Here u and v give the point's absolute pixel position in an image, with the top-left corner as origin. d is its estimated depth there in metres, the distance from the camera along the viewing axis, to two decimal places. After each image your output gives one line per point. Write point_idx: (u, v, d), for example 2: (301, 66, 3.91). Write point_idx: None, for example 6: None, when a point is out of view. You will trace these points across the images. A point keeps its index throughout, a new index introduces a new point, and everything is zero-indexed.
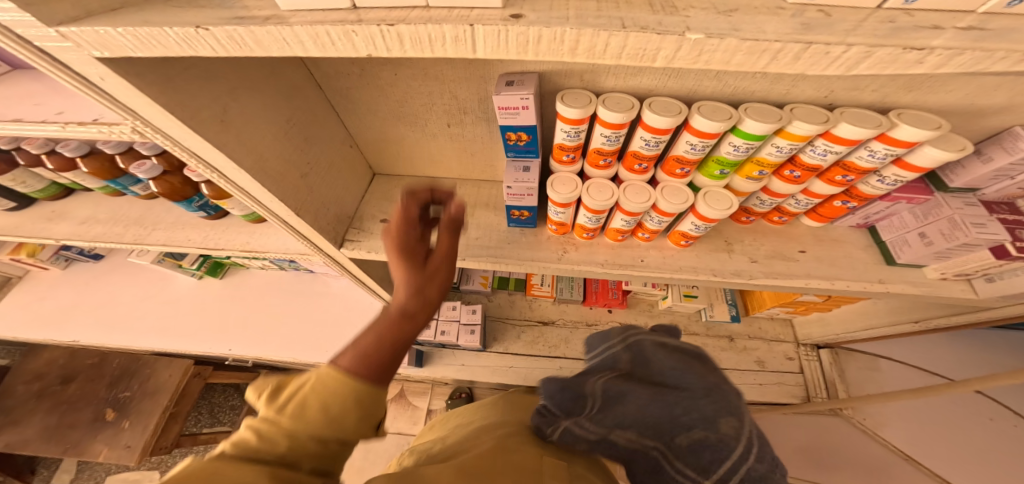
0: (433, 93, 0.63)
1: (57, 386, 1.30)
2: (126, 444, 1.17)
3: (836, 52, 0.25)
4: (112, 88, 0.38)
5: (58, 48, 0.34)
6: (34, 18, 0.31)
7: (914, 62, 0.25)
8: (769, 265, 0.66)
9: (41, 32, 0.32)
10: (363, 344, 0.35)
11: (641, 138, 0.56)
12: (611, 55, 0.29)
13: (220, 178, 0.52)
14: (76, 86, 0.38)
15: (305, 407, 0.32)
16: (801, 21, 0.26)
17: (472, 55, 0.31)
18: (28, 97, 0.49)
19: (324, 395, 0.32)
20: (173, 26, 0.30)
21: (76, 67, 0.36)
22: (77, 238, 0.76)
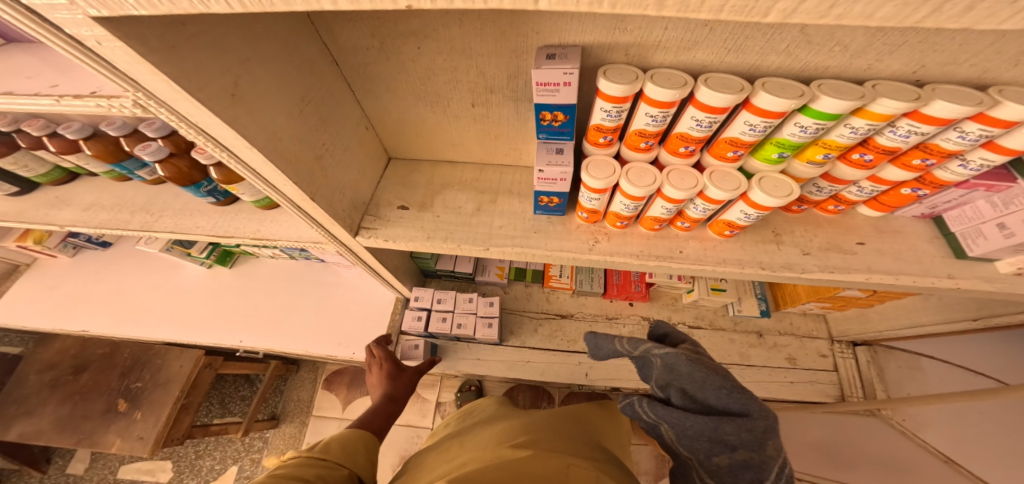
0: (458, 70, 0.58)
1: (69, 376, 1.29)
2: (138, 436, 1.16)
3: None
4: (112, 55, 0.33)
5: (46, 5, 0.29)
6: None
7: None
8: (824, 258, 0.62)
9: None
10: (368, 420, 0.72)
11: (692, 118, 0.51)
12: (711, 7, 0.24)
13: (231, 158, 0.48)
14: (71, 54, 0.33)
15: (327, 445, 0.56)
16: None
17: (533, 6, 0.27)
18: (20, 69, 0.44)
19: (340, 441, 0.58)
20: None
21: (70, 29, 0.31)
22: (82, 225, 0.73)
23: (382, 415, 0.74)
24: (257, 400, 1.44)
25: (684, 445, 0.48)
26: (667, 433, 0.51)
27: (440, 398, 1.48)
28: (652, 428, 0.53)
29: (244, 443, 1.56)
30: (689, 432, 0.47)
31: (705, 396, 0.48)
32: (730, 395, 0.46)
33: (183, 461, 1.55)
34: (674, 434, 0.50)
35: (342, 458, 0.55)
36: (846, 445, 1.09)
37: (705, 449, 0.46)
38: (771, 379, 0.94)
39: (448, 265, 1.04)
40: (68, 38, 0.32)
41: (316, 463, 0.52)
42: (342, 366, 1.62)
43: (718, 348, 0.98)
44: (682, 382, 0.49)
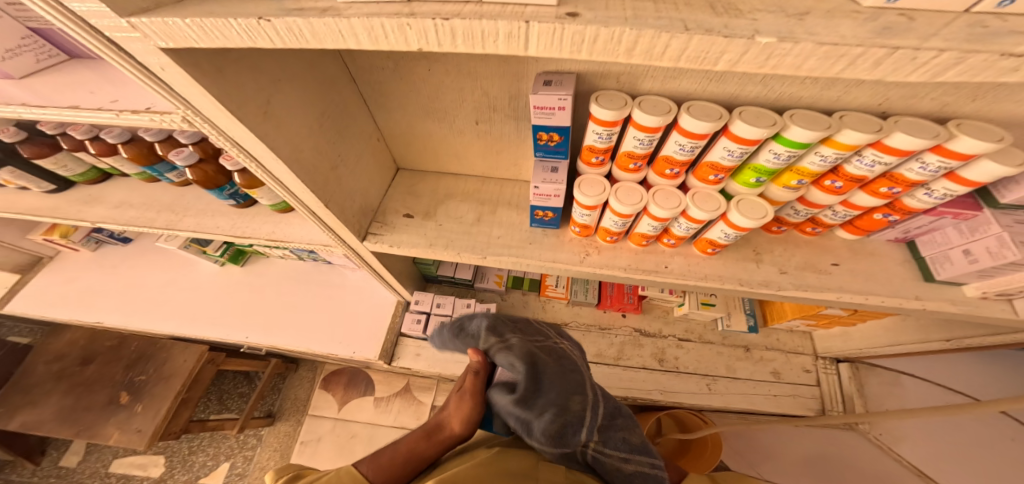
0: (463, 89, 0.63)
1: (76, 367, 1.34)
2: (137, 429, 1.19)
3: (924, 58, 0.25)
4: (173, 80, 0.38)
5: (127, 39, 0.34)
6: (107, 8, 0.31)
7: (1006, 71, 0.25)
8: (800, 277, 0.65)
9: (113, 23, 0.33)
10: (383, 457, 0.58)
11: (676, 142, 0.56)
12: (670, 57, 0.29)
13: (258, 167, 0.53)
14: (138, 77, 0.39)
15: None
16: (882, 24, 0.27)
17: (523, 52, 0.31)
18: (85, 83, 0.49)
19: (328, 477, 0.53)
20: (237, 17, 0.31)
21: (140, 57, 0.36)
22: (111, 222, 0.78)
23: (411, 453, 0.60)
24: (255, 397, 1.48)
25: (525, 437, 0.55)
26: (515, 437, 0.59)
27: (435, 401, 1.53)
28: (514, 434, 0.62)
29: (238, 440, 1.59)
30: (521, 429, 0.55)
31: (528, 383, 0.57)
32: (551, 372, 0.58)
33: (176, 457, 1.58)
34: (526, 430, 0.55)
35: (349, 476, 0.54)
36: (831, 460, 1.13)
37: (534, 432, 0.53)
38: (755, 392, 0.97)
39: (449, 271, 1.09)
40: (139, 65, 0.38)
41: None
42: (339, 367, 1.66)
43: (704, 361, 1.01)
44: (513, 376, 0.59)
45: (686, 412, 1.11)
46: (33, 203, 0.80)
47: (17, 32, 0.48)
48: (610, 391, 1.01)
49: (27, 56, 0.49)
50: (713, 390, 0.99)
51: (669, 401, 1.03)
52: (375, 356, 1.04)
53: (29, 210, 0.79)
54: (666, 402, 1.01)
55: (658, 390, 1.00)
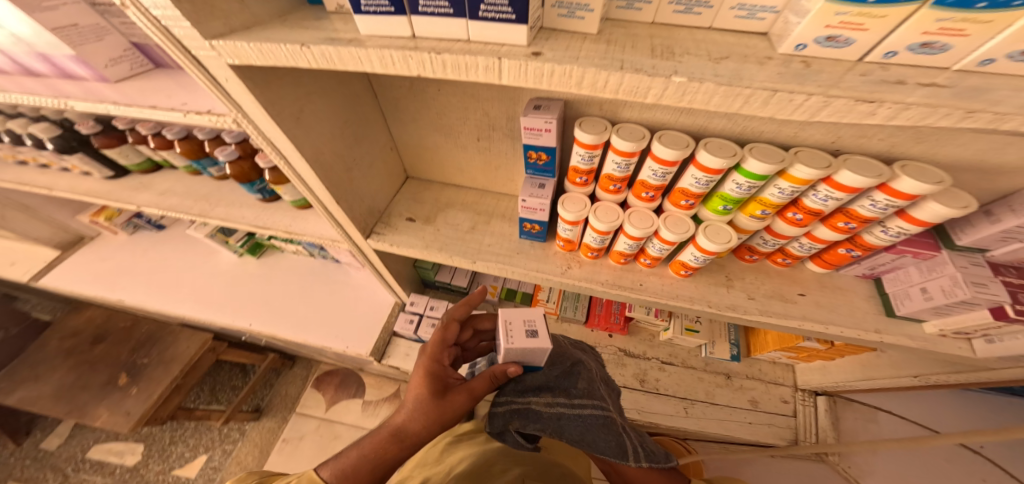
0: (468, 109, 0.72)
1: (87, 346, 1.42)
2: (126, 411, 1.24)
3: (799, 100, 0.31)
4: (233, 89, 0.48)
5: (206, 56, 0.44)
6: (198, 32, 0.41)
7: (870, 114, 0.31)
8: (765, 304, 0.69)
9: (199, 45, 0.42)
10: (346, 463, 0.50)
11: (650, 168, 0.63)
12: (610, 89, 0.35)
13: (287, 166, 0.62)
14: (207, 85, 0.48)
15: None
16: (784, 69, 0.33)
17: (498, 81, 0.39)
18: (163, 88, 0.60)
19: None
20: (287, 43, 0.40)
21: (213, 71, 0.46)
22: (153, 206, 0.88)
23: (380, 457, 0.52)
24: (246, 390, 1.51)
25: (572, 398, 0.65)
26: (541, 401, 0.64)
27: None
28: (531, 416, 0.63)
29: (221, 432, 1.60)
30: (548, 376, 0.67)
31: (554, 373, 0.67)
32: (569, 361, 0.70)
33: (155, 446, 1.59)
34: (577, 403, 0.64)
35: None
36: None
37: (557, 371, 0.67)
38: (732, 419, 0.97)
39: (446, 277, 1.15)
40: (211, 77, 0.47)
41: None
42: (335, 367, 1.71)
43: (684, 385, 1.03)
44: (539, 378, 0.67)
45: (670, 439, 1.15)
46: (91, 186, 0.92)
47: (121, 45, 0.60)
48: None
49: (124, 64, 0.61)
50: (689, 413, 0.99)
51: (646, 422, 1.03)
52: (367, 352, 1.09)
53: (86, 192, 0.91)
54: (643, 422, 1.02)
55: (635, 410, 1.01)
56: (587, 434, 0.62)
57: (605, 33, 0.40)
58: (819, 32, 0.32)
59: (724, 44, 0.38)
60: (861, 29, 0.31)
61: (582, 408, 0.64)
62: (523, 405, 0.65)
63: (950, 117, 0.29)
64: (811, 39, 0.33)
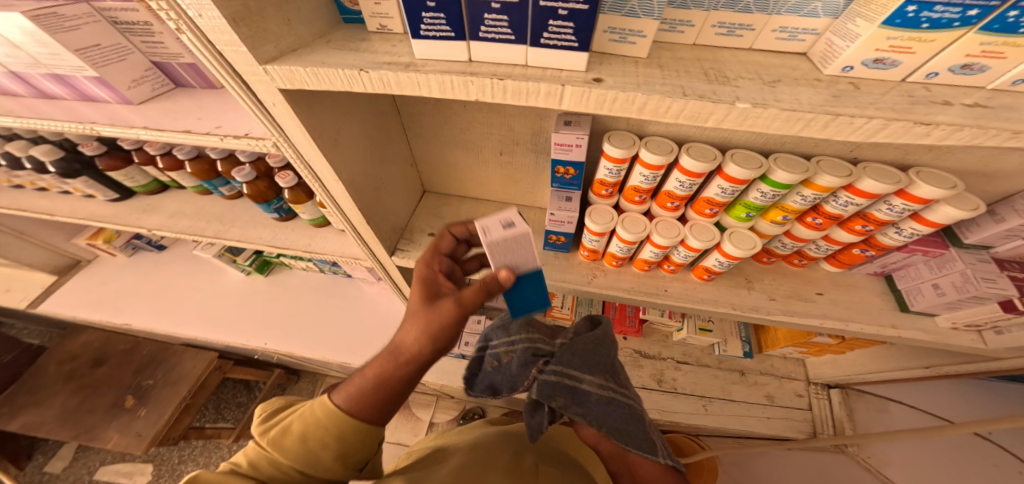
0: (492, 124, 0.73)
1: (87, 369, 1.43)
2: (137, 433, 1.25)
3: (860, 123, 0.33)
4: (278, 113, 0.47)
5: (256, 82, 0.43)
6: (253, 58, 0.40)
7: (923, 134, 0.33)
8: (787, 304, 0.72)
9: (252, 71, 0.42)
10: (352, 388, 0.48)
11: (677, 180, 0.65)
12: (672, 114, 0.37)
13: (320, 187, 0.61)
14: (251, 109, 0.48)
15: (286, 432, 0.47)
16: (835, 91, 0.36)
17: (557, 106, 0.40)
18: (190, 111, 0.58)
19: (306, 426, 0.47)
20: (345, 69, 0.40)
21: (261, 96, 0.45)
22: (165, 229, 0.86)
23: (380, 381, 0.48)
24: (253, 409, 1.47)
25: (616, 384, 0.59)
26: (594, 382, 0.58)
27: (432, 418, 1.55)
28: (578, 397, 0.56)
29: (231, 450, 1.56)
30: (600, 355, 0.61)
31: (601, 352, 0.62)
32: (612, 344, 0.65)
33: (164, 466, 1.54)
34: (619, 391, 0.59)
35: (298, 461, 0.46)
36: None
37: (605, 353, 0.62)
38: (749, 414, 1.00)
39: None
40: (257, 102, 0.46)
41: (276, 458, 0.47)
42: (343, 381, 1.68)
43: (701, 383, 1.06)
44: (587, 354, 0.61)
45: (681, 436, 1.18)
46: (96, 210, 0.89)
47: (142, 65, 0.58)
48: None
49: (146, 85, 0.59)
50: (709, 411, 1.02)
51: (666, 421, 1.06)
52: None
53: (91, 216, 0.88)
54: (664, 421, 1.05)
55: (656, 410, 1.04)
56: (631, 425, 0.55)
57: (654, 57, 0.42)
58: (868, 55, 0.35)
59: (769, 66, 0.40)
60: (908, 52, 0.34)
61: (625, 395, 0.59)
62: (572, 382, 0.57)
63: (998, 138, 0.32)
64: (859, 62, 0.36)
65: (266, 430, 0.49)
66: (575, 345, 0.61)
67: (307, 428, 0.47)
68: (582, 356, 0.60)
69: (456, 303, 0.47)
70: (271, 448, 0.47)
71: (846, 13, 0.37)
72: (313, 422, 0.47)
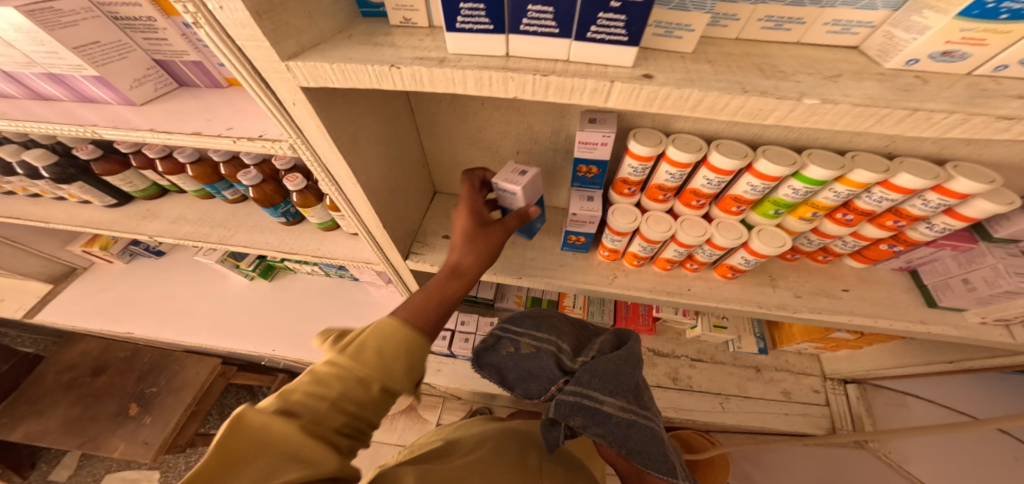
0: (511, 123, 0.70)
1: (87, 377, 1.40)
2: (144, 441, 1.24)
3: (937, 118, 0.31)
4: (297, 112, 0.44)
5: (276, 79, 0.40)
6: (275, 54, 0.37)
7: (1001, 130, 0.31)
8: (813, 301, 0.71)
9: (272, 68, 0.39)
10: (416, 301, 0.48)
11: (704, 177, 0.63)
12: (729, 112, 0.35)
13: (336, 191, 0.58)
14: (267, 108, 0.44)
15: (364, 349, 0.38)
16: (899, 86, 0.34)
17: (602, 103, 0.37)
18: (197, 112, 0.54)
19: (385, 339, 0.39)
20: (374, 65, 0.37)
21: (280, 94, 0.42)
22: (167, 236, 0.82)
23: (442, 294, 0.50)
24: None
25: (638, 404, 0.57)
26: (616, 404, 0.54)
27: (441, 420, 1.53)
28: (599, 419, 0.53)
29: None
30: (623, 376, 0.57)
31: (625, 371, 0.58)
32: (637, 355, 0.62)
33: (172, 472, 1.54)
34: (640, 411, 0.56)
35: (381, 372, 0.38)
36: (836, 480, 1.12)
37: (629, 371, 0.58)
38: (766, 411, 1.00)
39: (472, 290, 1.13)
40: (275, 101, 0.43)
41: (349, 378, 0.37)
42: None
43: (716, 380, 1.05)
44: (610, 375, 0.57)
45: (690, 433, 1.17)
46: (92, 216, 0.85)
47: (144, 63, 0.54)
48: None
49: (149, 85, 0.56)
50: (726, 408, 1.02)
51: (682, 419, 1.06)
52: None
53: (88, 223, 0.84)
54: (680, 419, 1.04)
55: (672, 408, 1.03)
56: (650, 446, 0.54)
57: (700, 52, 0.40)
58: (936, 48, 0.33)
59: (823, 60, 0.39)
60: (980, 45, 0.32)
61: (645, 415, 0.57)
62: (592, 403, 0.55)
63: None
64: (926, 55, 0.34)
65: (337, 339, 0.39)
66: (597, 365, 0.58)
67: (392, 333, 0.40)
68: (605, 375, 0.57)
69: (503, 230, 0.58)
70: (345, 359, 0.38)
71: (909, 4, 0.35)
72: (389, 336, 0.40)
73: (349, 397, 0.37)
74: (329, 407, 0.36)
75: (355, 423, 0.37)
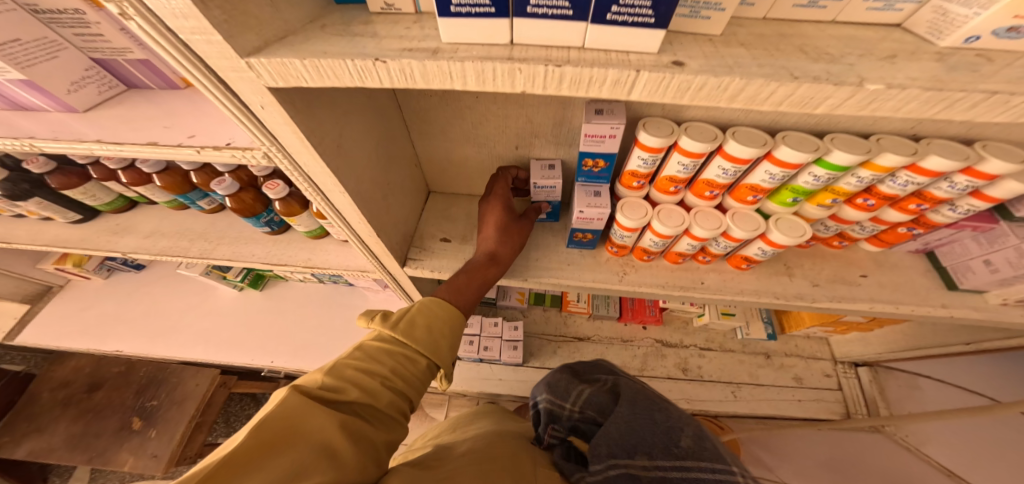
0: (509, 116, 0.64)
1: (83, 394, 1.35)
2: (152, 454, 1.22)
3: (1016, 101, 0.28)
4: (268, 117, 0.38)
5: (238, 79, 0.34)
6: (233, 51, 0.31)
7: None
8: (832, 289, 0.69)
9: (233, 66, 0.33)
10: (457, 282, 0.60)
11: (718, 167, 0.58)
12: (772, 101, 0.31)
13: (321, 200, 0.53)
14: (233, 114, 0.39)
15: (415, 325, 0.50)
16: (956, 67, 0.31)
17: (625, 96, 0.33)
18: (154, 118, 0.48)
19: (427, 320, 0.51)
20: (355, 59, 0.32)
21: (244, 96, 0.36)
22: (142, 252, 0.76)
23: (478, 277, 0.61)
24: None
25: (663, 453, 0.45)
26: (639, 464, 0.45)
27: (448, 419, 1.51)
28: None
29: None
30: (639, 432, 0.49)
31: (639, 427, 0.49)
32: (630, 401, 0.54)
33: None
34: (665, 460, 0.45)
35: (424, 348, 0.49)
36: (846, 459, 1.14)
37: (639, 423, 0.50)
38: (778, 397, 1.00)
39: None
40: (240, 104, 0.38)
41: (400, 354, 0.48)
42: None
43: (727, 369, 1.04)
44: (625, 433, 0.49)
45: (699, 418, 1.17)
46: (59, 234, 0.78)
47: (81, 64, 0.47)
48: None
49: (90, 87, 0.49)
50: (738, 396, 1.01)
51: (694, 409, 1.05)
52: None
53: (55, 242, 0.77)
54: (692, 410, 1.03)
55: (684, 399, 1.03)
56: None
57: (729, 35, 0.35)
58: (1001, 24, 0.29)
59: (867, 41, 0.34)
60: None
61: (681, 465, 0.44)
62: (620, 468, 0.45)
63: None
64: (988, 31, 0.30)
65: (387, 320, 0.50)
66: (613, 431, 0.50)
67: (431, 319, 0.52)
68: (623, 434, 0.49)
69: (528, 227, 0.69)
70: (395, 338, 0.49)
71: None
72: (436, 316, 0.52)
73: (394, 372, 0.47)
74: (384, 374, 0.46)
75: (395, 400, 0.46)
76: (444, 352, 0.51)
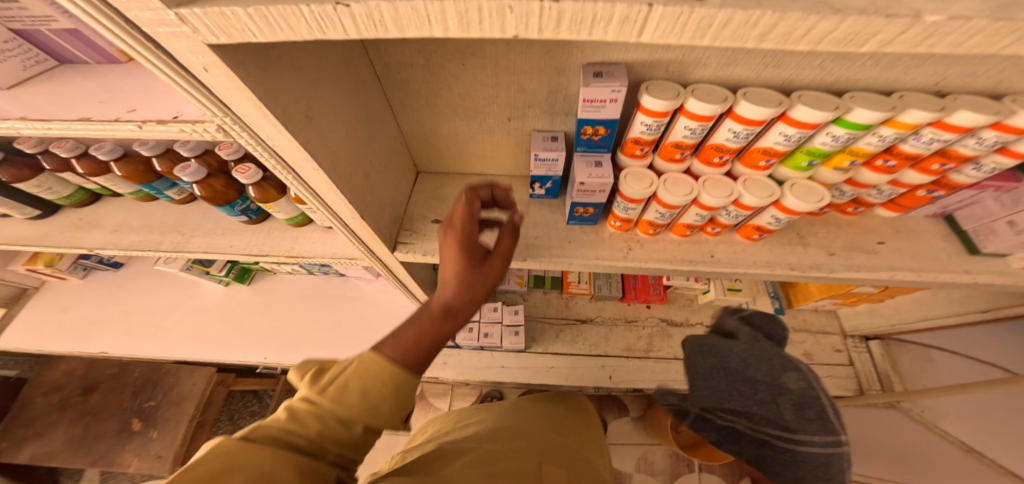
0: (500, 85, 0.59)
1: (78, 397, 1.32)
2: (156, 455, 1.20)
3: None
4: (215, 81, 0.33)
5: (167, 32, 0.28)
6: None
7: None
8: (848, 258, 0.65)
9: (157, 16, 0.27)
10: (404, 336, 0.41)
11: (729, 130, 0.53)
12: (810, 39, 0.27)
13: (294, 180, 0.48)
14: (171, 80, 0.33)
15: (346, 389, 0.37)
16: None
17: (633, 37, 0.28)
18: (92, 94, 0.42)
19: (363, 381, 0.38)
20: (310, 3, 0.26)
21: (181, 57, 0.31)
22: (112, 248, 0.71)
23: (429, 336, 0.41)
24: None
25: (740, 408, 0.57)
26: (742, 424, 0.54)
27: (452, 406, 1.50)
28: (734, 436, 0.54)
29: None
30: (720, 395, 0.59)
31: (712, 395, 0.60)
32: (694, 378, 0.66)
33: None
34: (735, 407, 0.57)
35: (361, 416, 0.37)
36: None
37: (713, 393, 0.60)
38: None
39: None
40: (179, 68, 0.32)
41: (329, 422, 0.36)
42: None
43: None
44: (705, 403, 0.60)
45: None
46: (20, 231, 0.72)
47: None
48: (645, 383, 1.03)
49: (13, 62, 0.43)
50: None
51: None
52: None
53: (18, 240, 0.72)
54: None
55: None
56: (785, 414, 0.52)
57: None
58: None
59: None
60: None
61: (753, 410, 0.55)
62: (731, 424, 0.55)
63: None
64: None
65: (314, 380, 0.38)
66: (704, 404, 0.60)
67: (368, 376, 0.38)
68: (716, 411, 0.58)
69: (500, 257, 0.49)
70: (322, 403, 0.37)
71: None
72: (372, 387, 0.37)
73: (331, 441, 0.36)
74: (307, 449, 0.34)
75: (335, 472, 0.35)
76: (390, 416, 0.38)
